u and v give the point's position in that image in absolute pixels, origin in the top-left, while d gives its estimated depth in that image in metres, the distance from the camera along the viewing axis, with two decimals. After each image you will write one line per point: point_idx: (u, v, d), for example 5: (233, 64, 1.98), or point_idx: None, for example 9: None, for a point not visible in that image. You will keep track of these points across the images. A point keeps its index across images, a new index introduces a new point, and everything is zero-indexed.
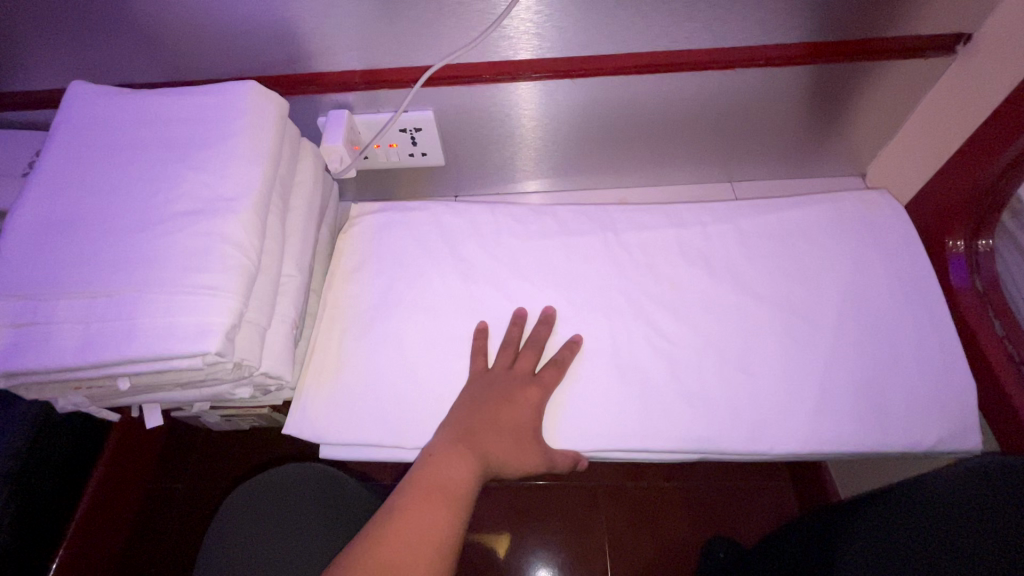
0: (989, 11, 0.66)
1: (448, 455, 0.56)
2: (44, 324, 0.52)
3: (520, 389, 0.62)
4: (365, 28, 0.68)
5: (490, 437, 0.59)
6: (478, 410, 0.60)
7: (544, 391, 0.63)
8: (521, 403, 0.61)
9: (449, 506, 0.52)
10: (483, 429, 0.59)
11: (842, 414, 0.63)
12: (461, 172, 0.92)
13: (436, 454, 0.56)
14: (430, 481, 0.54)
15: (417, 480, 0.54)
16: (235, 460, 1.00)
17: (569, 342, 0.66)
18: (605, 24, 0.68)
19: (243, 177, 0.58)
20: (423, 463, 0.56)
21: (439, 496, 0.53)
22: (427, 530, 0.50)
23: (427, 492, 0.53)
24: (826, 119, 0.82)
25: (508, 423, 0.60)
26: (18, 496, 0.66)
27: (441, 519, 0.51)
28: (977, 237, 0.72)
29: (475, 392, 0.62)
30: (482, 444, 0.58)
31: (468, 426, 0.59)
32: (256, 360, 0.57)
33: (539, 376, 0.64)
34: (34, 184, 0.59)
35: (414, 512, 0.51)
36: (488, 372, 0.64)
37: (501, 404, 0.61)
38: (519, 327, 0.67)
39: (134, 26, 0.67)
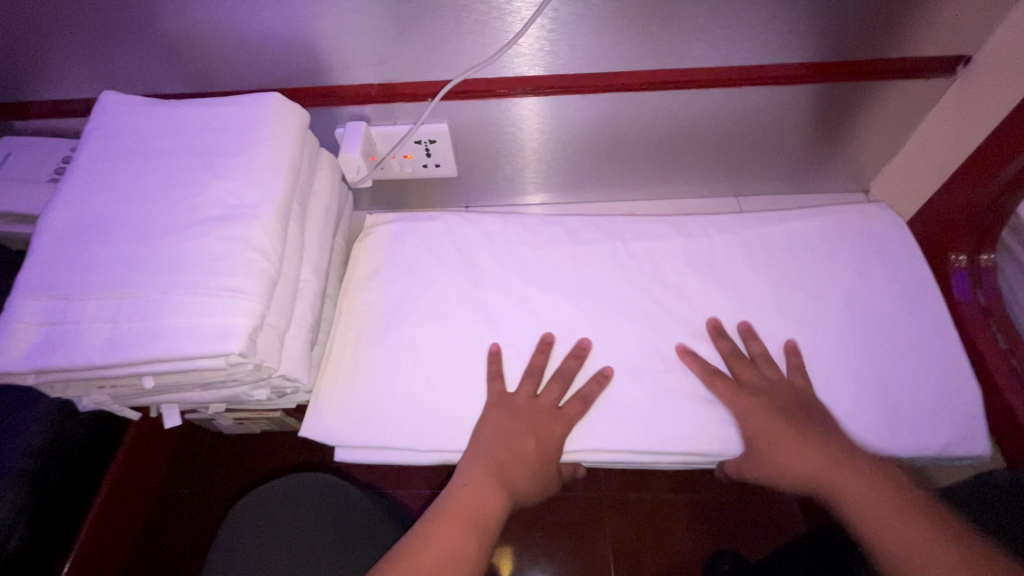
0: (987, 36, 0.69)
1: (477, 484, 0.59)
2: (74, 324, 0.53)
3: (544, 424, 0.63)
4: (384, 43, 0.70)
5: (515, 466, 0.61)
6: (503, 440, 0.62)
7: (567, 424, 0.64)
8: (544, 438, 0.63)
9: (474, 534, 0.56)
10: (510, 459, 0.61)
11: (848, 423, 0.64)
12: (473, 183, 0.94)
13: (464, 481, 0.59)
14: (456, 508, 0.57)
15: (445, 506, 0.58)
16: (246, 464, 1.00)
17: (598, 377, 0.66)
18: (615, 43, 0.71)
19: (266, 184, 0.60)
20: (452, 490, 0.59)
21: (465, 523, 0.56)
22: (453, 555, 0.54)
23: (454, 518, 0.56)
24: (830, 136, 0.84)
25: (532, 452, 0.62)
26: (34, 495, 0.67)
27: (467, 546, 0.55)
28: (980, 251, 0.73)
29: (505, 416, 0.64)
30: (509, 472, 0.60)
31: (497, 455, 0.61)
32: (276, 362, 0.59)
33: (564, 409, 0.64)
34: (64, 189, 0.61)
35: (440, 537, 0.55)
36: (510, 399, 0.65)
37: (524, 438, 0.62)
38: (544, 355, 0.68)
39: (161, 38, 0.69)
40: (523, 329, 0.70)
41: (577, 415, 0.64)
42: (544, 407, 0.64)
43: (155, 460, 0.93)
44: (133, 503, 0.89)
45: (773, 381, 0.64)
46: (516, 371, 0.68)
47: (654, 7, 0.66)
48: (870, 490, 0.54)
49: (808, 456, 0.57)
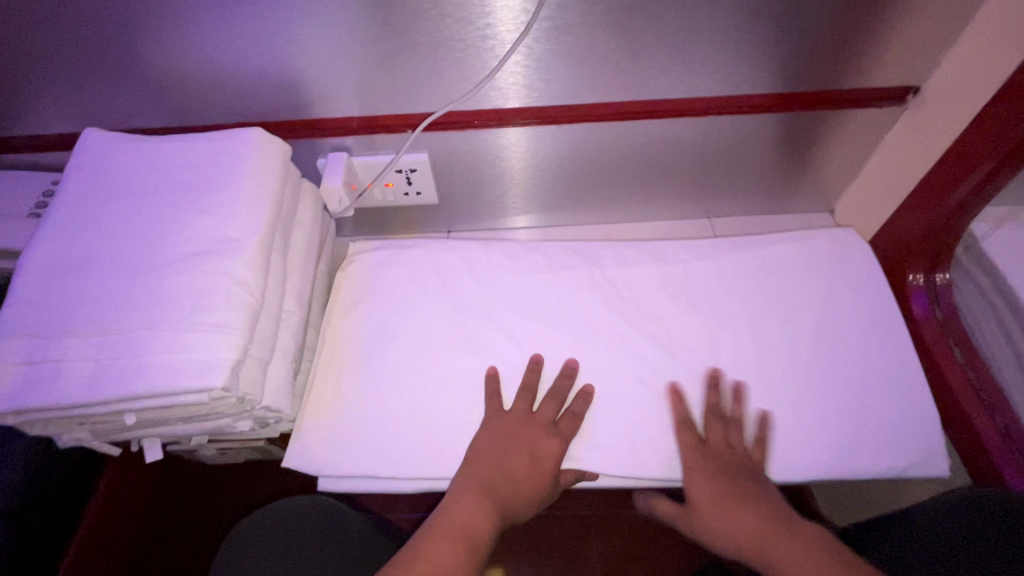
0: (933, 69, 0.73)
1: (469, 502, 0.58)
2: (56, 361, 0.54)
3: (541, 441, 0.64)
4: (363, 80, 0.73)
5: (508, 484, 0.61)
6: (497, 458, 0.62)
7: (564, 440, 0.65)
8: (540, 455, 0.63)
9: (466, 551, 0.54)
10: (502, 477, 0.61)
11: (816, 438, 0.66)
12: (454, 209, 0.96)
13: (456, 501, 0.58)
14: (447, 526, 0.56)
15: (435, 526, 0.56)
16: (229, 495, 0.99)
17: (583, 392, 0.68)
18: (586, 76, 0.74)
19: (248, 218, 0.61)
20: (442, 510, 0.58)
21: (458, 542, 0.55)
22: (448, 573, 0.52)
23: (445, 536, 0.55)
24: (794, 160, 0.88)
25: (526, 471, 0.62)
26: (14, 535, 0.66)
27: (460, 564, 0.53)
28: (935, 271, 0.78)
29: (497, 436, 0.64)
30: (501, 492, 0.60)
31: (489, 477, 0.61)
32: (259, 394, 0.59)
33: (559, 426, 0.66)
34: (47, 226, 0.61)
35: (433, 555, 0.54)
36: (505, 416, 0.66)
37: (518, 456, 0.63)
38: (536, 373, 0.69)
39: (145, 76, 0.71)
40: (504, 354, 0.72)
41: (573, 432, 0.66)
42: (539, 423, 0.65)
43: (137, 493, 0.92)
44: (113, 539, 0.87)
45: (732, 442, 0.65)
46: (511, 391, 0.69)
47: (624, 44, 0.70)
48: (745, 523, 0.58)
49: (705, 469, 0.63)
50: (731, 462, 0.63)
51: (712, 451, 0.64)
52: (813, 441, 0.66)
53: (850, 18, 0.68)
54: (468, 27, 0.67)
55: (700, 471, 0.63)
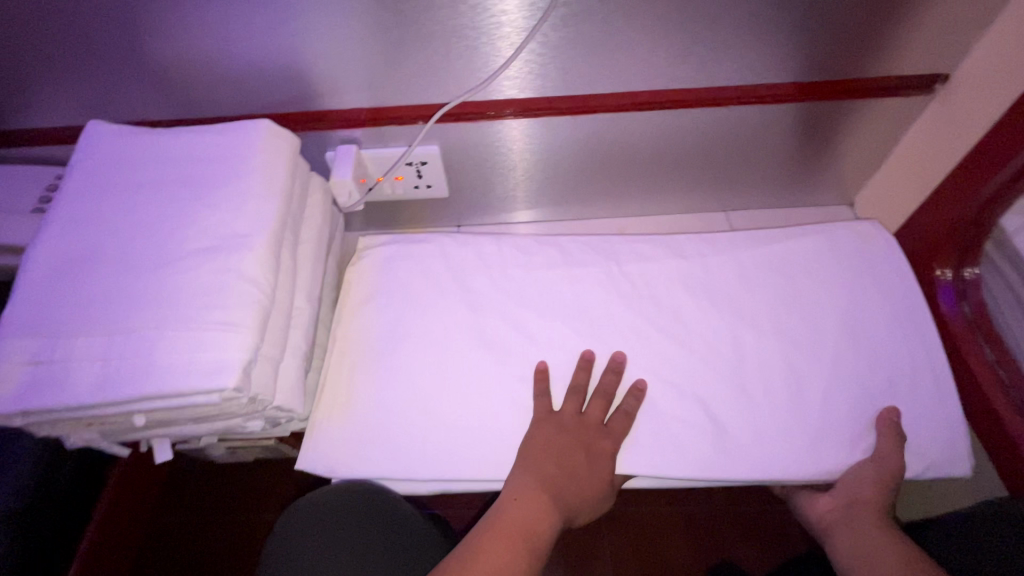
0: (963, 56, 0.71)
1: (530, 501, 0.58)
2: (63, 362, 0.52)
3: (593, 439, 0.64)
4: (374, 70, 0.71)
5: (568, 483, 0.60)
6: (553, 456, 0.62)
7: (616, 440, 0.64)
8: (594, 452, 0.63)
9: (527, 551, 0.54)
10: (562, 476, 0.60)
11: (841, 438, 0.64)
12: (465, 203, 0.94)
13: (516, 497, 0.58)
14: (508, 524, 0.56)
15: (494, 523, 0.57)
16: (239, 492, 0.99)
17: (635, 390, 0.66)
18: (604, 65, 0.71)
19: (259, 214, 0.60)
20: (502, 505, 0.58)
21: (518, 539, 0.55)
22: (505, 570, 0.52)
23: (505, 533, 0.55)
24: (815, 152, 0.86)
25: (584, 469, 0.61)
26: (21, 537, 0.65)
27: (518, 562, 0.53)
28: (963, 265, 0.75)
29: (553, 433, 0.63)
30: (560, 491, 0.60)
31: (548, 474, 0.60)
32: (271, 394, 0.58)
33: (609, 425, 0.65)
34: (52, 222, 0.59)
35: (492, 550, 0.54)
36: (555, 415, 0.65)
37: (574, 455, 0.62)
38: (587, 372, 0.67)
39: (149, 66, 0.69)
40: (519, 351, 0.70)
41: (623, 431, 0.65)
42: (591, 422, 0.64)
43: (146, 491, 0.91)
44: (122, 538, 0.86)
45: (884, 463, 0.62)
46: (560, 391, 0.68)
47: (644, 31, 0.68)
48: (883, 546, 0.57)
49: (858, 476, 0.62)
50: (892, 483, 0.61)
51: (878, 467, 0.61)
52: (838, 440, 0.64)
53: (879, 3, 0.65)
54: (482, 14, 0.64)
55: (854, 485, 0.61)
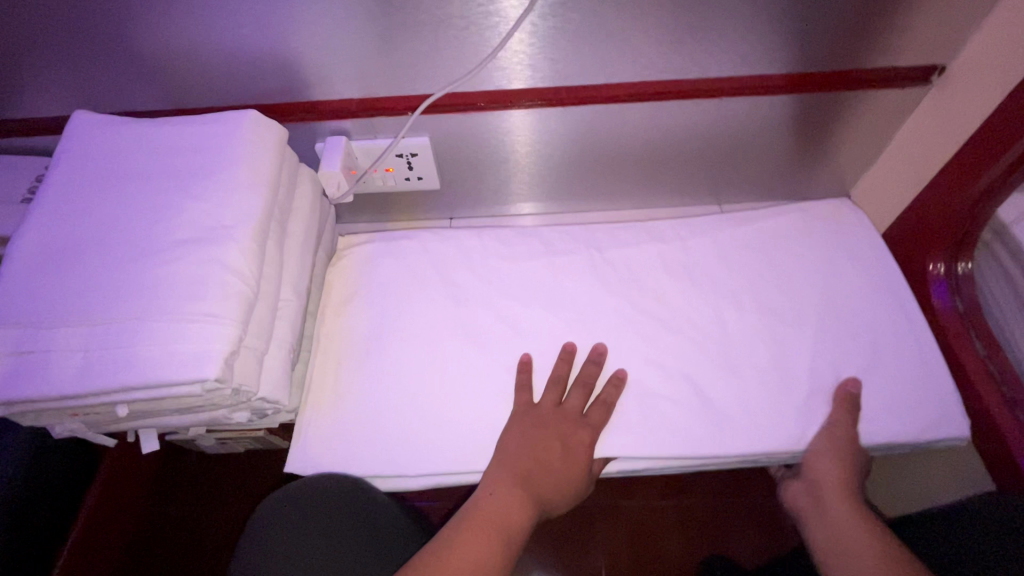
0: (961, 47, 0.69)
1: (505, 494, 0.58)
2: (46, 352, 0.52)
3: (572, 432, 0.63)
4: (361, 60, 0.70)
5: (543, 475, 0.60)
6: (529, 450, 0.61)
7: (594, 431, 0.63)
8: (573, 447, 0.62)
9: (500, 544, 0.55)
10: (540, 470, 0.61)
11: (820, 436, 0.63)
12: (457, 195, 0.93)
13: (493, 490, 0.59)
14: (482, 518, 0.57)
15: (472, 516, 0.57)
16: (232, 483, 0.99)
17: (616, 378, 0.66)
18: (594, 56, 0.71)
19: (243, 205, 0.59)
20: (478, 500, 0.58)
21: (493, 534, 0.56)
22: (478, 563, 0.53)
23: (479, 526, 0.56)
24: (811, 145, 0.84)
25: (560, 461, 0.61)
26: (9, 526, 0.65)
27: (491, 556, 0.54)
28: (957, 259, 0.74)
29: (530, 426, 0.63)
30: (535, 484, 0.60)
31: (523, 468, 0.60)
32: (255, 385, 0.58)
33: (588, 416, 0.64)
34: (37, 213, 0.59)
35: (468, 542, 0.55)
36: (535, 408, 0.65)
37: (551, 448, 0.62)
38: (567, 364, 0.67)
39: (135, 56, 0.68)
40: (506, 344, 0.70)
41: (602, 421, 0.64)
42: (569, 415, 0.64)
43: (138, 481, 0.92)
44: (115, 528, 0.87)
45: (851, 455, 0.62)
46: (541, 381, 0.68)
47: (634, 20, 0.67)
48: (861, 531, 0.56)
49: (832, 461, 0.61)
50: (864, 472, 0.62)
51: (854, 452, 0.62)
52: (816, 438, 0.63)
53: None
54: (470, 3, 0.64)
55: (830, 474, 0.61)
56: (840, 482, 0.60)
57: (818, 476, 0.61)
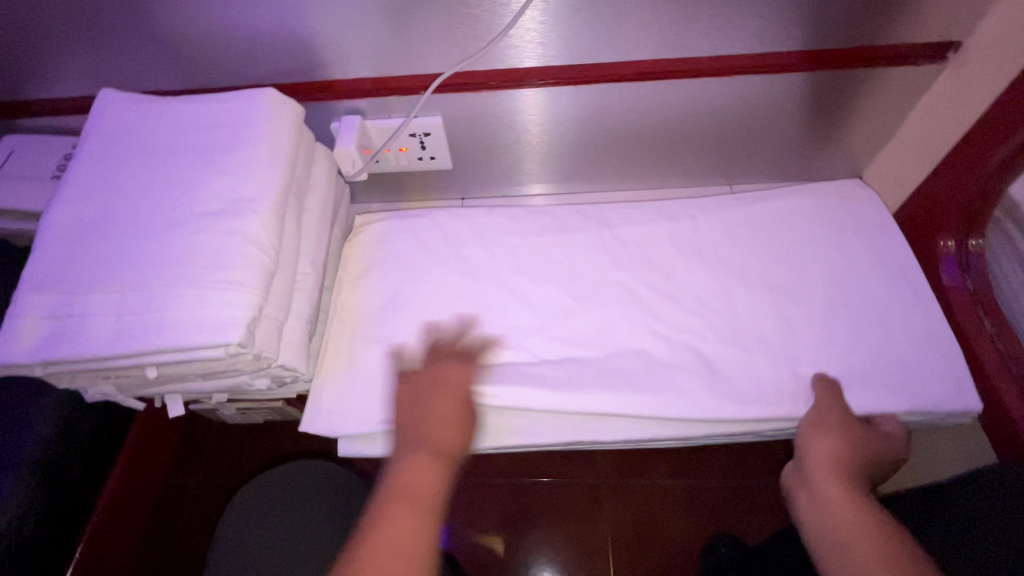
0: (978, 22, 0.69)
1: (415, 462, 0.54)
2: (78, 316, 0.55)
3: (431, 389, 0.62)
4: (376, 39, 0.71)
5: (447, 431, 0.58)
6: (428, 413, 0.59)
7: (455, 386, 0.62)
8: (449, 399, 0.61)
9: (421, 511, 0.50)
10: (443, 431, 0.57)
11: (814, 422, 0.61)
12: (469, 175, 0.95)
13: (399, 466, 0.54)
14: (398, 492, 0.51)
15: (387, 493, 0.51)
16: (252, 454, 1.04)
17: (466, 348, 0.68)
18: (605, 33, 0.71)
19: (262, 179, 0.61)
20: (390, 478, 0.53)
21: (415, 504, 0.50)
22: (405, 535, 0.47)
23: (398, 502, 0.50)
24: (824, 124, 0.84)
25: (452, 415, 0.59)
26: (46, 484, 0.69)
27: (419, 525, 0.49)
28: (968, 236, 0.75)
29: (415, 391, 0.62)
30: (440, 443, 0.56)
31: (427, 430, 0.57)
32: (275, 352, 0.60)
33: (450, 376, 0.63)
34: (68, 186, 0.62)
35: (393, 521, 0.49)
36: (416, 380, 0.63)
37: (443, 405, 0.60)
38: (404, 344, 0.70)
39: (157, 36, 0.70)
40: (516, 317, 0.72)
41: (460, 379, 0.63)
42: (429, 375, 0.63)
43: (163, 449, 0.96)
44: (141, 494, 0.92)
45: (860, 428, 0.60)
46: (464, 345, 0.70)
47: None
48: (857, 509, 0.50)
49: (829, 444, 0.57)
50: (871, 456, 0.57)
51: (856, 437, 0.58)
52: (812, 425, 0.61)
53: None
54: None
55: (830, 454, 0.56)
56: (842, 447, 0.57)
57: (811, 462, 0.56)
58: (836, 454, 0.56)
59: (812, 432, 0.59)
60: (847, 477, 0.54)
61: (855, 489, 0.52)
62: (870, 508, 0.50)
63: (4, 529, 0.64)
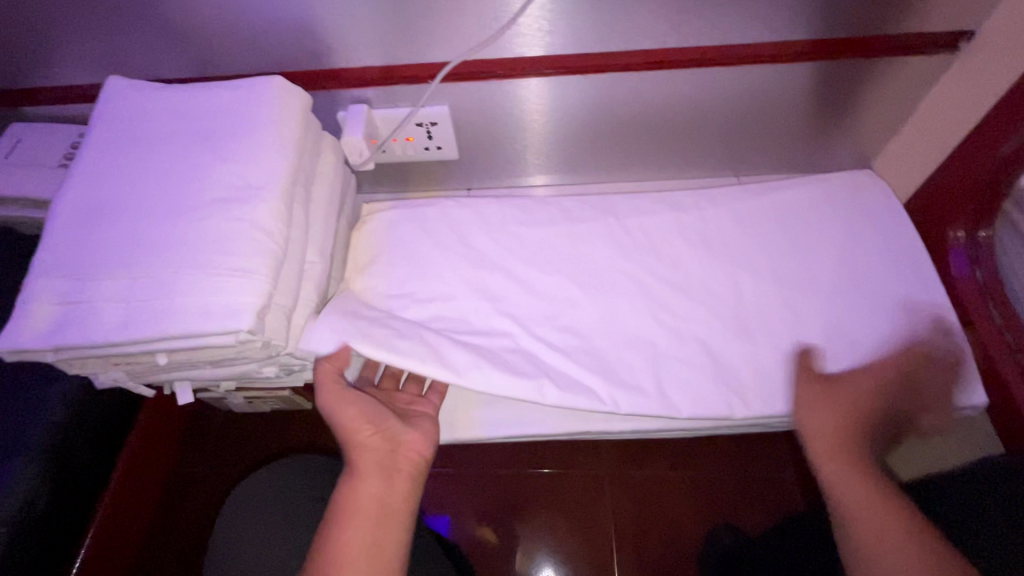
0: (991, 11, 0.68)
1: (362, 473, 0.58)
2: (89, 303, 0.55)
3: (341, 401, 0.63)
4: (383, 27, 0.71)
5: (378, 440, 0.60)
6: (355, 428, 0.61)
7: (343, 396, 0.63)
8: (361, 404, 0.63)
9: (384, 526, 0.55)
10: (369, 451, 0.59)
11: (815, 390, 0.60)
12: (475, 166, 0.95)
13: (351, 481, 0.58)
14: (358, 507, 0.56)
15: (343, 510, 0.56)
16: (259, 443, 1.05)
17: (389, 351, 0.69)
18: (614, 21, 0.70)
19: (270, 167, 0.61)
20: (342, 496, 0.57)
21: (375, 519, 0.55)
22: (370, 551, 0.53)
23: (360, 519, 0.55)
24: (832, 114, 0.83)
25: (372, 420, 0.62)
26: (56, 470, 0.70)
27: (380, 539, 0.54)
28: (978, 227, 0.73)
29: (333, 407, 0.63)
30: (376, 451, 0.60)
31: (359, 445, 0.60)
32: (283, 340, 0.61)
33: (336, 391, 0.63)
34: (76, 172, 0.62)
35: (351, 547, 0.53)
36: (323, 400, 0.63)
37: (361, 417, 0.62)
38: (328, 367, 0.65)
39: (163, 23, 0.70)
40: (523, 307, 0.72)
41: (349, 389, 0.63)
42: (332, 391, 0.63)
43: (171, 437, 0.97)
44: (148, 481, 0.93)
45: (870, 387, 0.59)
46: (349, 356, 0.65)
47: None
48: (865, 492, 0.53)
49: (825, 417, 0.57)
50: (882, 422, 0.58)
51: (855, 405, 0.58)
52: (818, 395, 0.59)
53: None
54: None
55: (826, 427, 0.57)
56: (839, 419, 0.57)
57: (812, 440, 0.57)
58: (837, 427, 0.57)
59: (811, 402, 0.59)
60: (848, 454, 0.55)
61: (860, 465, 0.55)
62: (878, 490, 0.53)
63: (15, 514, 0.65)
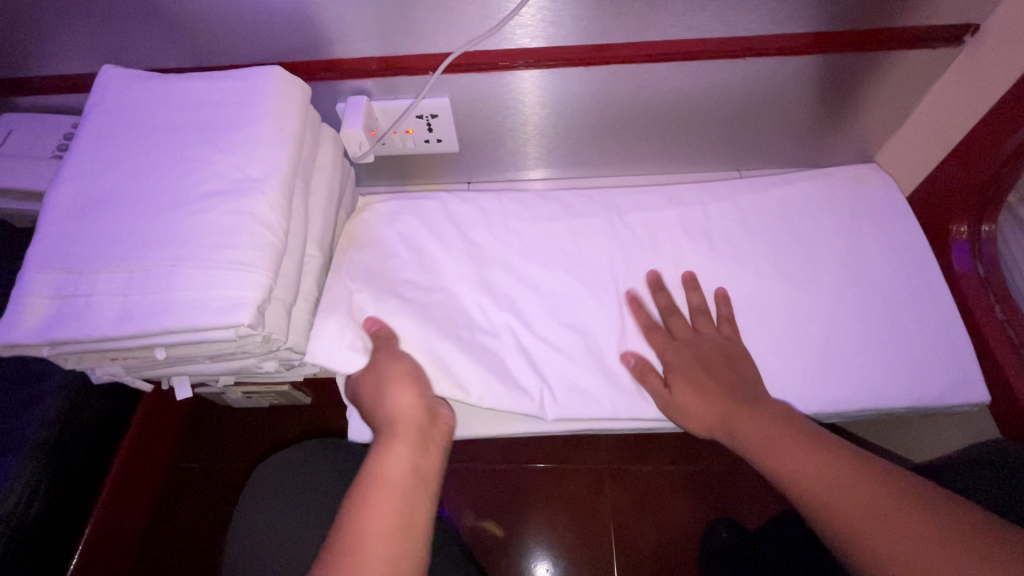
0: (997, 4, 0.67)
1: (391, 444, 0.56)
2: (84, 296, 0.54)
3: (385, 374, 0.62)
4: (383, 17, 0.69)
5: (413, 414, 0.59)
6: (390, 400, 0.60)
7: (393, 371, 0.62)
8: (402, 379, 0.62)
9: (407, 498, 0.52)
10: (403, 416, 0.58)
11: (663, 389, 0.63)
12: (476, 159, 0.94)
13: (381, 453, 0.55)
14: (383, 478, 0.53)
15: (368, 482, 0.53)
16: (257, 438, 1.04)
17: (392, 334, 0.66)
18: (617, 13, 0.70)
19: (269, 158, 0.60)
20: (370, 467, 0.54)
21: (400, 490, 0.53)
22: (395, 522, 0.50)
23: (387, 490, 0.52)
24: (835, 107, 0.83)
25: (411, 397, 0.60)
26: (52, 466, 0.69)
27: (403, 511, 0.51)
28: (982, 221, 0.74)
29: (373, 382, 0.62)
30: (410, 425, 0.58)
31: (397, 418, 0.58)
32: (283, 334, 0.60)
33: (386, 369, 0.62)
34: (70, 164, 0.61)
35: (377, 518, 0.50)
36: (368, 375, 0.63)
37: (401, 391, 0.60)
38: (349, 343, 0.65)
39: (157, 12, 0.68)
40: (524, 302, 0.71)
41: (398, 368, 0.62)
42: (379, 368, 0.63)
43: (168, 432, 0.96)
44: (146, 476, 0.92)
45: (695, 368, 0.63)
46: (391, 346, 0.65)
47: None
48: (789, 443, 0.53)
49: (697, 406, 0.60)
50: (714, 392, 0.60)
51: (698, 389, 0.61)
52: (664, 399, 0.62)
53: None
54: None
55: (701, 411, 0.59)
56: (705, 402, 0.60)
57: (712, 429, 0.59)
58: (709, 410, 0.59)
59: (671, 398, 0.62)
60: (754, 416, 0.56)
61: (793, 425, 0.55)
62: (804, 436, 0.53)
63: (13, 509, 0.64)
